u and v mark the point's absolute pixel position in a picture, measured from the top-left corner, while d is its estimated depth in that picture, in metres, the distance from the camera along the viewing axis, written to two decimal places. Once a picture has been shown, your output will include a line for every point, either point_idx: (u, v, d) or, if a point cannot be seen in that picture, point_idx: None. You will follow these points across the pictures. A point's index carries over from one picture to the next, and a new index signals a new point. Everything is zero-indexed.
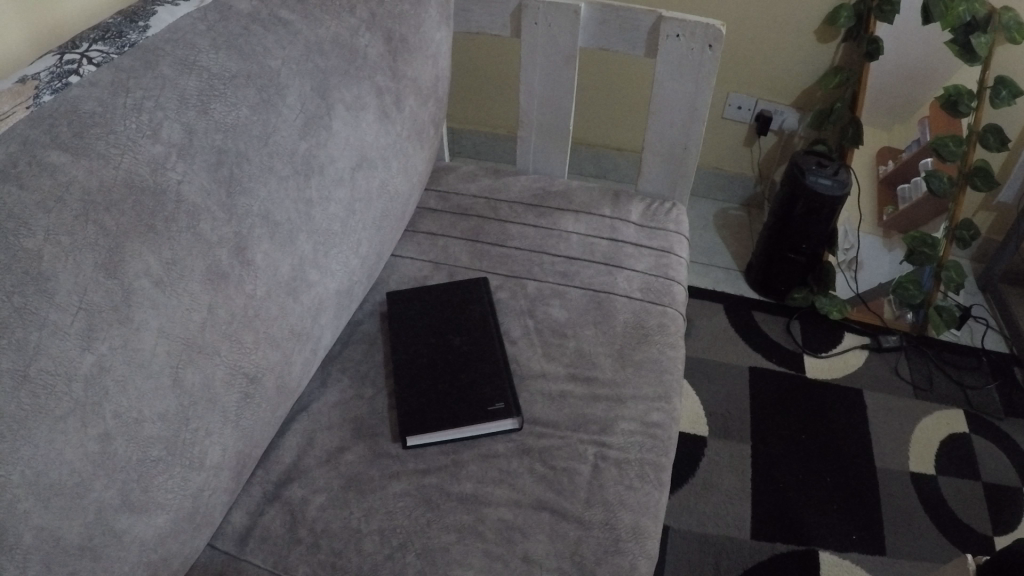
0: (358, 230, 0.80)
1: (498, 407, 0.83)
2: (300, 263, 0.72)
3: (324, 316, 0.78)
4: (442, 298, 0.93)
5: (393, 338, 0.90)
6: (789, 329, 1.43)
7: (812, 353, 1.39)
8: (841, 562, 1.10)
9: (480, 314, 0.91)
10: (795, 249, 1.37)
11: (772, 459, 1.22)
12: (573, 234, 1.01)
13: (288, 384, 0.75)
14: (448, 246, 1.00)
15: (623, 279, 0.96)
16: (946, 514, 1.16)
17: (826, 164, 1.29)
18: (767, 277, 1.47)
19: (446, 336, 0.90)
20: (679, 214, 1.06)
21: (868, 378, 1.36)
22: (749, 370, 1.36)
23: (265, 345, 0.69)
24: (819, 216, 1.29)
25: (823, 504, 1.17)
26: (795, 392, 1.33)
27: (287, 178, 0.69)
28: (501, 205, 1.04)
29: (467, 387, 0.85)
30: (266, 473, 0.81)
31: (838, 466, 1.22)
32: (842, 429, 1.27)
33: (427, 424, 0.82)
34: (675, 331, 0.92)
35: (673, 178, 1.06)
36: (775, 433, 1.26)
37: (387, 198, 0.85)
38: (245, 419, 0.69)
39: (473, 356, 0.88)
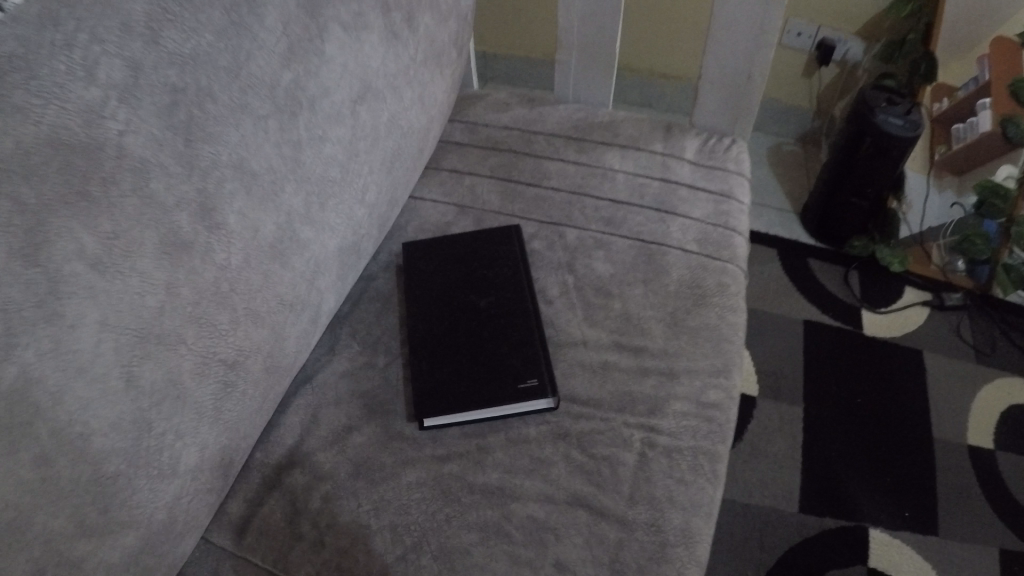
0: (361, 178, 0.67)
1: (531, 385, 0.71)
2: (287, 220, 0.60)
3: (324, 279, 0.66)
4: (463, 251, 0.81)
5: (410, 296, 0.78)
6: (846, 280, 1.29)
7: (870, 308, 1.25)
8: (893, 542, 1.02)
9: (503, 274, 0.79)
10: (858, 193, 1.22)
11: (824, 425, 1.13)
12: (620, 173, 0.87)
13: (281, 366, 0.64)
14: (475, 186, 0.87)
15: (677, 228, 0.83)
16: (1005, 495, 1.07)
17: (899, 100, 1.12)
18: (824, 222, 1.31)
19: (468, 297, 0.77)
20: (742, 151, 0.90)
21: (928, 338, 1.22)
22: (804, 323, 1.24)
23: (247, 324, 0.58)
24: (887, 158, 1.13)
25: (877, 475, 1.08)
26: (854, 348, 1.21)
27: (264, 119, 0.56)
28: (537, 138, 0.90)
29: (493, 357, 0.73)
30: (265, 457, 0.72)
31: (892, 433, 1.12)
32: (904, 392, 1.16)
33: (444, 406, 0.70)
34: (737, 292, 0.79)
35: (736, 107, 0.90)
36: (830, 395, 1.15)
37: (399, 134, 0.71)
38: (226, 414, 0.59)
39: (501, 320, 0.75)
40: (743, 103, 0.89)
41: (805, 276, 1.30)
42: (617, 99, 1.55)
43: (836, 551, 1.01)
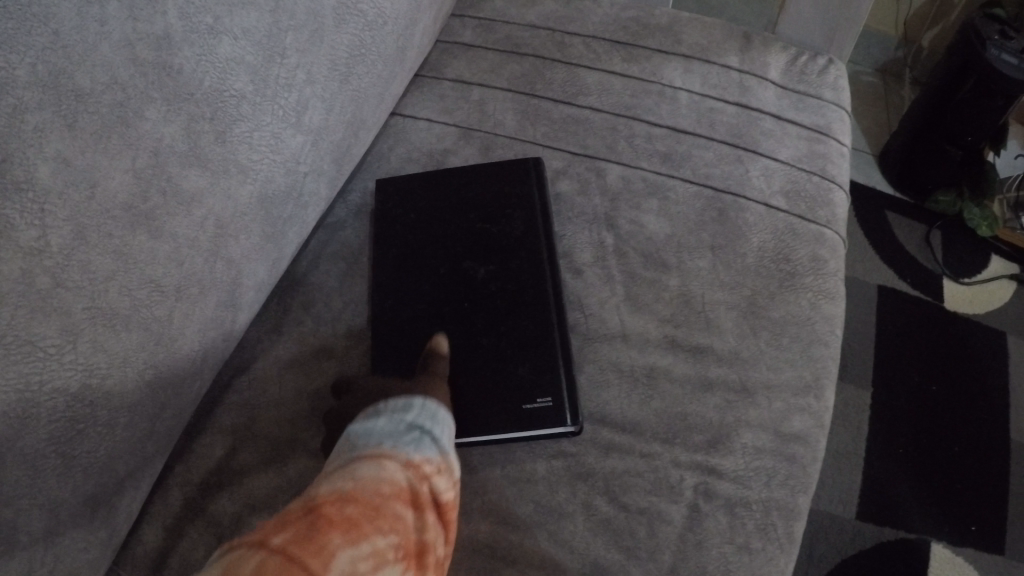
0: (294, 92, 0.45)
1: (541, 406, 0.50)
2: (154, 164, 0.38)
3: (243, 239, 0.45)
4: (452, 200, 0.59)
5: (381, 262, 0.57)
6: (926, 241, 1.06)
7: (952, 277, 1.04)
8: (957, 560, 0.84)
9: (508, 231, 0.57)
10: (953, 140, 0.98)
11: (895, 413, 0.93)
12: (681, 92, 0.66)
13: (173, 374, 0.44)
14: (485, 102, 0.65)
15: (758, 173, 0.62)
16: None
17: (1013, 34, 0.87)
18: (908, 166, 1.06)
19: (462, 265, 0.56)
20: (839, 76, 0.69)
21: (1016, 318, 1.01)
22: (878, 288, 1.03)
23: (97, 327, 0.38)
24: (993, 99, 0.89)
25: (947, 479, 0.88)
26: (932, 321, 1.00)
27: (100, 5, 0.35)
28: (571, 40, 0.69)
29: (489, 362, 0.52)
30: (188, 472, 0.52)
31: (968, 429, 0.92)
32: (989, 381, 0.95)
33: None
34: (835, 268, 0.59)
35: (835, 19, 0.68)
36: (902, 374, 0.95)
37: (360, 23, 0.49)
38: (76, 455, 0.39)
39: (504, 303, 0.54)
40: (846, 9, 0.66)
41: (879, 230, 1.09)
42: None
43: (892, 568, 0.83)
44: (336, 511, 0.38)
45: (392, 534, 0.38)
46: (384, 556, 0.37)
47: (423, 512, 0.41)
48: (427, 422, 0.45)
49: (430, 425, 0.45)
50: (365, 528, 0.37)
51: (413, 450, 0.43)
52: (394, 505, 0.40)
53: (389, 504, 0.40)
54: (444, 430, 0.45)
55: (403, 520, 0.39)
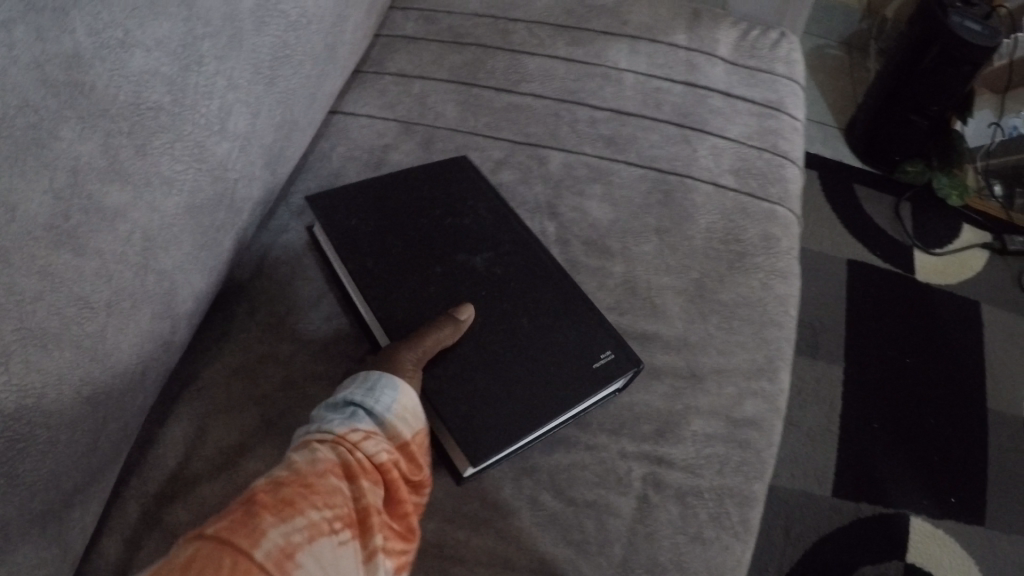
0: (215, 99, 0.46)
1: (608, 358, 0.51)
2: (74, 183, 0.38)
3: (174, 250, 0.45)
4: (413, 196, 0.58)
5: (385, 261, 0.54)
6: (897, 213, 1.15)
7: (923, 249, 1.12)
8: (934, 532, 0.87)
9: (480, 223, 0.57)
10: (919, 110, 1.09)
11: (869, 382, 0.98)
12: (627, 73, 0.66)
13: (114, 389, 0.44)
14: (427, 94, 0.65)
15: (707, 152, 0.63)
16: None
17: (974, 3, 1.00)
18: (875, 138, 1.17)
19: (455, 259, 0.54)
20: (792, 48, 0.71)
21: (986, 288, 1.09)
22: (848, 263, 1.10)
23: (34, 349, 0.38)
24: (956, 68, 1.01)
25: (919, 443, 0.93)
26: (903, 292, 1.07)
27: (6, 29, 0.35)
28: (514, 27, 0.69)
29: (537, 337, 0.51)
30: (142, 484, 0.52)
31: (944, 394, 0.98)
32: (956, 350, 1.02)
33: (516, 425, 0.47)
34: (787, 249, 0.59)
35: None
36: (877, 346, 1.01)
37: (282, 23, 0.50)
38: (19, 475, 0.39)
39: (524, 279, 0.54)
40: None
41: (850, 203, 1.17)
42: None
43: (868, 543, 0.85)
44: (268, 496, 0.38)
45: (327, 509, 0.39)
46: (319, 529, 0.38)
47: (360, 480, 0.41)
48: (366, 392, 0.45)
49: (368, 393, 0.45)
50: (296, 507, 0.38)
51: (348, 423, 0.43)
52: (328, 479, 0.40)
53: (322, 481, 0.40)
54: (388, 394, 0.44)
55: (338, 492, 0.40)
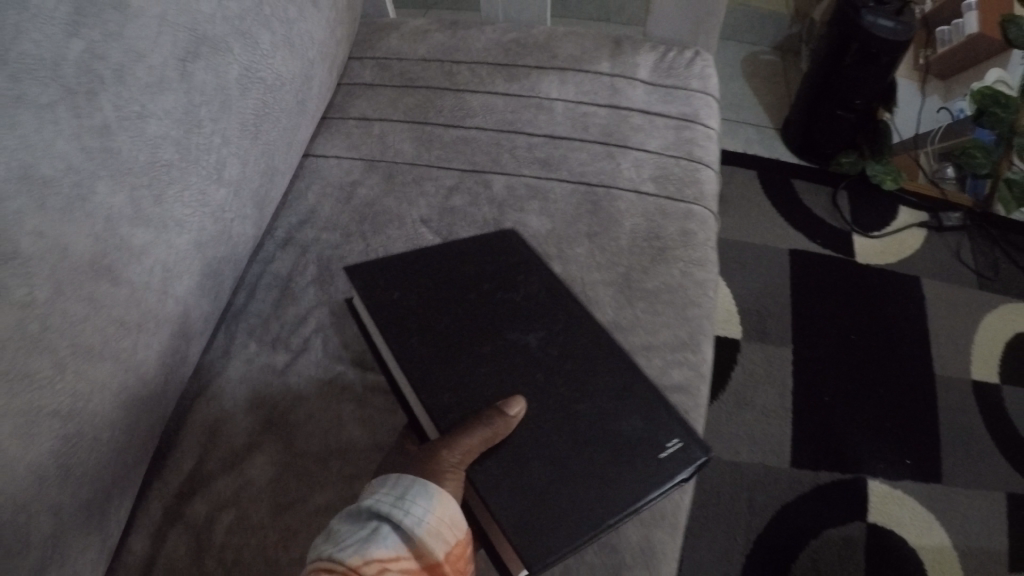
0: (213, 154, 0.56)
1: (673, 449, 0.52)
2: (108, 228, 0.48)
3: (183, 281, 0.55)
4: (453, 281, 0.61)
5: (432, 344, 0.57)
6: (835, 202, 1.31)
7: (863, 234, 1.27)
8: (892, 491, 0.98)
9: (537, 308, 0.60)
10: (845, 104, 1.24)
11: (819, 360, 1.11)
12: (557, 102, 0.76)
13: (142, 395, 0.54)
14: (385, 135, 0.76)
15: (629, 164, 0.72)
16: (1010, 430, 1.05)
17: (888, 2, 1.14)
18: (810, 133, 1.34)
19: (507, 336, 0.58)
20: (705, 65, 0.80)
21: (924, 264, 1.24)
22: (790, 253, 1.24)
23: (76, 360, 0.47)
24: (875, 65, 1.15)
25: (873, 409, 1.06)
26: (847, 277, 1.21)
27: (50, 109, 0.44)
28: (459, 69, 0.80)
29: (601, 428, 0.53)
30: (164, 485, 0.62)
31: (893, 365, 1.10)
32: (900, 324, 1.15)
33: (585, 516, 0.48)
34: (703, 239, 0.68)
35: (699, 12, 0.79)
36: (825, 328, 1.14)
37: (262, 88, 0.60)
38: (71, 465, 0.49)
39: (579, 367, 0.56)
40: (703, 6, 0.78)
41: (791, 199, 1.33)
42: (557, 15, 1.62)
43: (829, 505, 0.96)
44: None
45: None
46: None
47: None
48: (396, 507, 0.46)
49: (399, 508, 0.46)
50: None
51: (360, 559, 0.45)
52: None
53: None
54: (420, 510, 0.46)
55: None
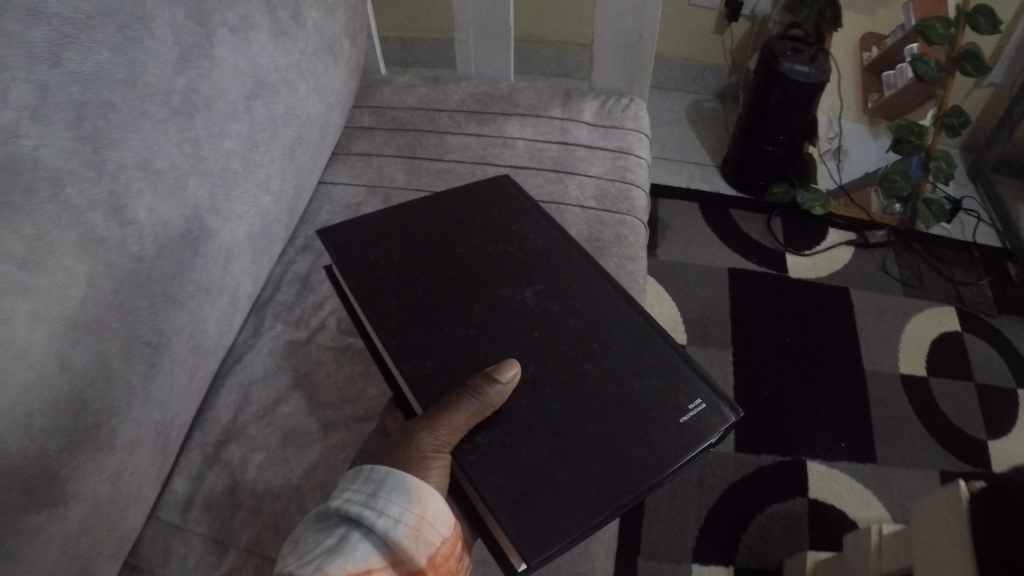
0: (265, 169, 0.76)
1: (697, 405, 0.68)
2: (193, 216, 0.68)
3: (239, 263, 0.74)
4: (463, 270, 0.78)
5: (428, 322, 0.72)
6: (771, 228, 1.55)
7: (796, 254, 1.50)
8: (830, 472, 1.17)
9: (554, 286, 0.77)
10: (773, 141, 1.48)
11: (756, 363, 1.31)
12: (518, 140, 0.96)
13: (205, 346, 0.72)
14: (383, 167, 0.95)
15: (575, 186, 0.91)
16: (932, 409, 1.26)
17: (801, 49, 1.38)
18: (746, 169, 1.58)
19: (505, 297, 0.75)
20: (638, 110, 1.01)
21: (852, 277, 1.47)
22: (728, 272, 1.46)
23: (167, 307, 0.66)
24: (795, 106, 1.39)
25: (807, 399, 1.26)
26: (783, 296, 1.42)
27: (162, 124, 0.64)
28: (439, 115, 1.00)
29: (624, 398, 0.68)
30: (204, 436, 0.78)
31: (823, 365, 1.31)
32: (829, 330, 1.37)
33: (610, 483, 0.62)
34: (634, 241, 0.87)
35: (633, 68, 1.00)
36: (763, 334, 1.35)
37: (299, 123, 0.80)
38: (152, 390, 0.66)
39: (588, 331, 0.73)
40: (636, 65, 0.99)
41: (730, 225, 1.56)
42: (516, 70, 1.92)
43: (775, 489, 1.15)
44: None
45: None
46: None
47: None
48: (373, 512, 0.57)
49: (374, 512, 0.57)
50: None
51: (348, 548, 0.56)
52: None
53: None
54: (396, 510, 0.57)
55: None
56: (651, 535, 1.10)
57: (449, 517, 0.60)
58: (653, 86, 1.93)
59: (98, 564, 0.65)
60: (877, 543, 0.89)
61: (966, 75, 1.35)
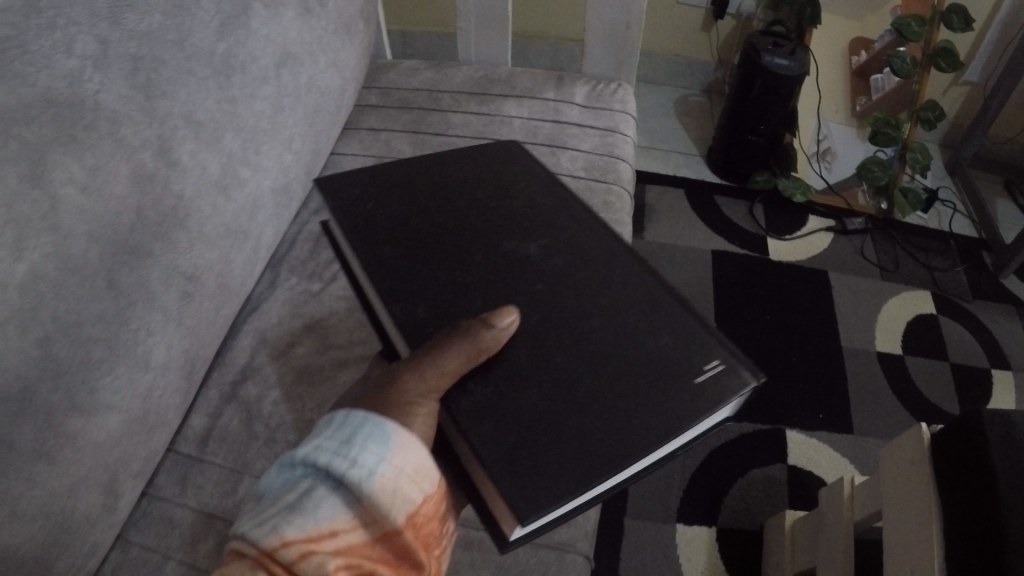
0: (288, 131, 0.86)
1: (715, 366, 0.64)
2: (227, 165, 0.77)
3: (262, 213, 0.83)
4: (469, 223, 0.77)
5: (431, 262, 0.73)
6: (753, 213, 1.64)
7: (778, 237, 1.59)
8: (808, 440, 1.25)
9: (560, 244, 0.76)
10: (754, 131, 1.58)
11: (735, 337, 1.39)
12: (515, 118, 1.05)
13: (230, 286, 0.80)
14: (389, 140, 1.04)
15: (567, 159, 1.00)
16: (905, 382, 1.35)
17: (783, 44, 1.48)
18: (730, 159, 1.68)
19: (513, 250, 0.74)
20: (625, 93, 1.10)
21: (830, 260, 1.56)
22: (711, 254, 1.54)
23: (200, 244, 0.74)
24: (775, 97, 1.49)
25: (784, 372, 1.34)
26: (765, 278, 1.50)
27: (205, 83, 0.73)
28: (442, 96, 1.09)
29: (635, 355, 0.64)
30: (221, 376, 0.86)
31: (800, 340, 1.40)
32: (807, 309, 1.45)
33: (615, 439, 0.58)
34: (620, 208, 0.96)
35: (621, 56, 1.09)
36: (743, 312, 1.44)
37: (318, 93, 0.90)
38: (185, 318, 0.74)
39: (596, 283, 0.71)
40: (623, 53, 1.08)
41: (714, 211, 1.64)
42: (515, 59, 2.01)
43: (753, 453, 1.23)
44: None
45: None
46: None
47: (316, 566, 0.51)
48: (342, 465, 0.54)
49: (344, 465, 0.54)
50: None
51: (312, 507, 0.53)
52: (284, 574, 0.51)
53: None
54: (367, 464, 0.54)
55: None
56: (634, 495, 1.17)
57: (432, 471, 0.57)
58: (643, 83, 2.03)
59: (128, 476, 0.72)
60: (848, 493, 0.96)
61: (941, 70, 1.46)
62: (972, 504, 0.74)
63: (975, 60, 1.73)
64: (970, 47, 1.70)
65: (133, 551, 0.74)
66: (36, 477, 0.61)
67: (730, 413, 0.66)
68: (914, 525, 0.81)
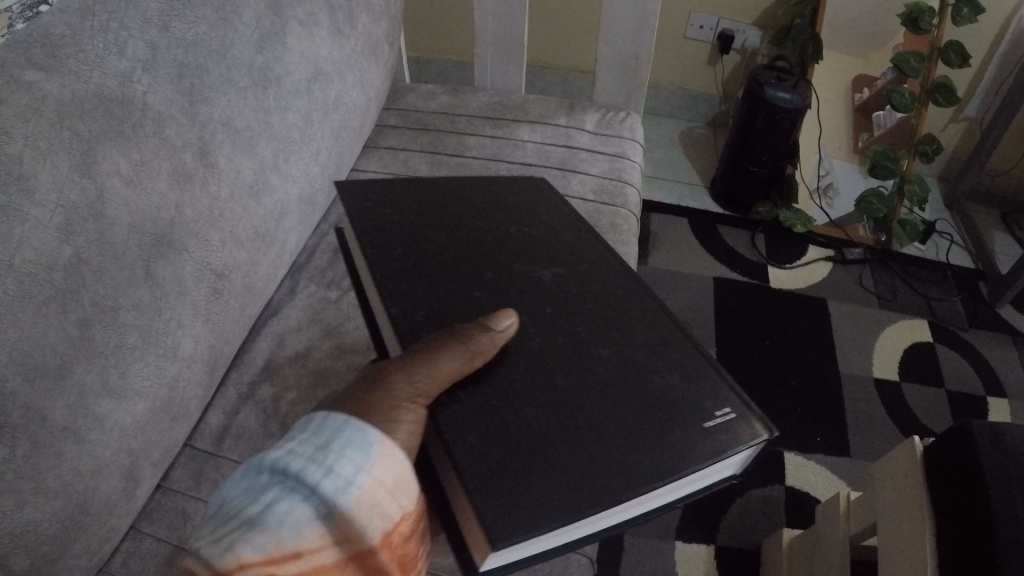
0: (316, 144, 0.90)
1: (725, 413, 0.63)
2: (259, 171, 0.81)
3: (288, 221, 0.88)
4: (488, 242, 0.80)
5: (453, 268, 0.75)
6: (754, 243, 1.68)
7: (778, 266, 1.63)
8: (806, 462, 1.28)
9: (576, 274, 0.77)
10: (756, 162, 1.64)
11: (736, 361, 1.43)
12: (528, 142, 1.10)
13: (256, 286, 0.84)
14: (407, 159, 1.08)
15: (577, 182, 1.04)
16: (902, 409, 1.38)
17: (785, 78, 1.54)
18: (732, 190, 1.73)
19: (530, 273, 0.76)
20: (633, 122, 1.15)
21: (829, 288, 1.60)
22: (713, 280, 1.58)
23: (231, 244, 0.78)
24: (778, 130, 1.55)
25: (784, 397, 1.37)
26: (766, 305, 1.54)
27: (243, 93, 0.78)
28: (459, 119, 1.13)
29: (644, 387, 0.65)
30: (240, 375, 0.88)
31: (799, 365, 1.43)
32: (807, 336, 1.49)
33: (610, 467, 0.58)
34: (627, 229, 1.00)
35: (629, 86, 1.14)
36: (743, 337, 1.47)
37: (345, 111, 0.95)
38: (214, 313, 0.77)
39: (615, 312, 0.73)
40: (633, 85, 1.14)
41: (717, 242, 1.69)
42: (526, 88, 2.08)
43: (753, 474, 1.25)
44: None
45: None
46: None
47: None
48: (315, 475, 0.48)
49: (316, 476, 0.48)
50: None
51: (279, 520, 0.47)
52: None
53: None
54: (344, 475, 0.49)
55: None
56: None
57: (413, 488, 0.53)
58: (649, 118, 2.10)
59: (152, 464, 0.74)
60: (845, 508, 0.98)
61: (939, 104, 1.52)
62: (967, 510, 0.76)
63: (973, 96, 1.80)
64: (969, 84, 1.77)
65: (145, 541, 0.75)
66: (63, 456, 0.61)
67: (736, 469, 0.64)
68: (906, 537, 0.84)
